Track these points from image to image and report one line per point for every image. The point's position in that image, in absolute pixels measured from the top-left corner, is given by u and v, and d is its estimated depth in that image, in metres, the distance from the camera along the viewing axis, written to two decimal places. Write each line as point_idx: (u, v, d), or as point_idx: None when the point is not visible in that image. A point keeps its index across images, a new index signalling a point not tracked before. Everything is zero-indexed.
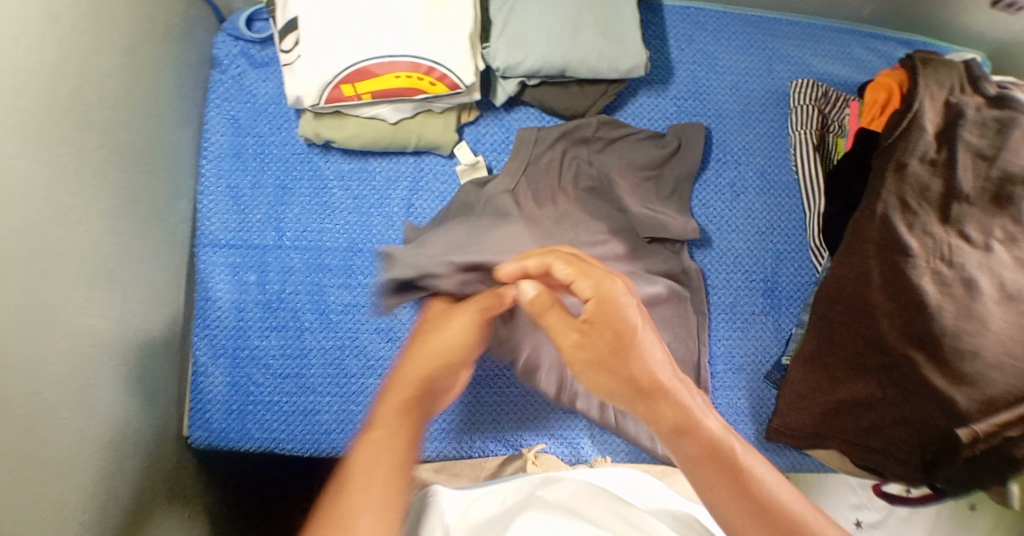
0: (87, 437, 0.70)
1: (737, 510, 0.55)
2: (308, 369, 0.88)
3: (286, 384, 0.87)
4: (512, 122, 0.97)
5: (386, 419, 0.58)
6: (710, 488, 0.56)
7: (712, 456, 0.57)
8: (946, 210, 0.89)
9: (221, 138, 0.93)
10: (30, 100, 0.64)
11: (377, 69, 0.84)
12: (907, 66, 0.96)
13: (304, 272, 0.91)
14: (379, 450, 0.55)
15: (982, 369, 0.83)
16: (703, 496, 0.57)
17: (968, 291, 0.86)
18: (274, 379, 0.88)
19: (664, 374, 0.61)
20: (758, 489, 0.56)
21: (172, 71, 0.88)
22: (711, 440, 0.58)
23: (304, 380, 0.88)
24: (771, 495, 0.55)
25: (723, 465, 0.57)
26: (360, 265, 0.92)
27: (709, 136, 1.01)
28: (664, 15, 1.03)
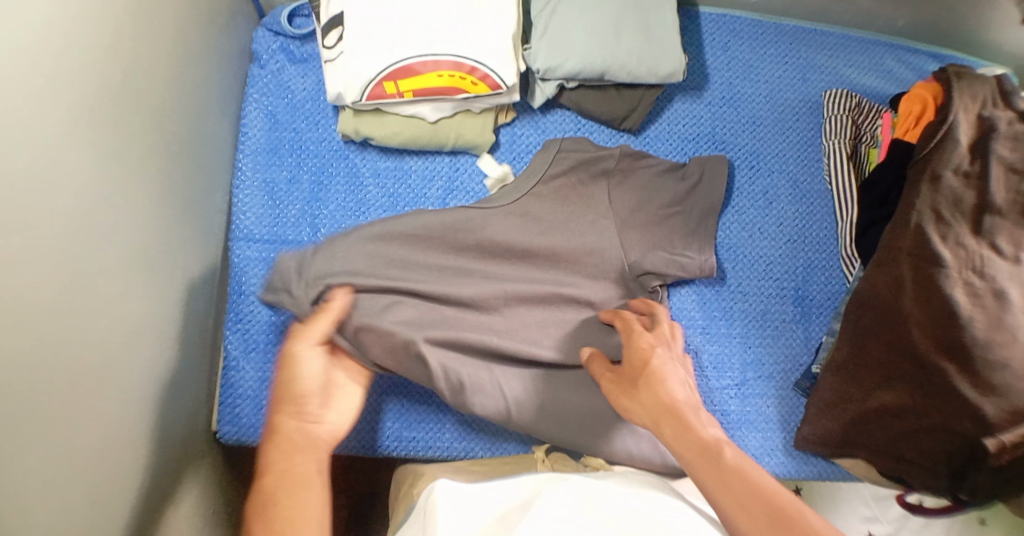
0: (124, 423, 0.69)
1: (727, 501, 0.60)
2: None
3: None
4: (548, 124, 0.97)
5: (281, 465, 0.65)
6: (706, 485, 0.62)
7: (709, 459, 0.63)
8: (979, 221, 0.89)
9: (259, 133, 0.93)
10: (85, 82, 0.64)
11: (420, 67, 0.84)
12: (942, 79, 0.96)
13: None
14: (281, 493, 0.62)
15: (1011, 381, 0.82)
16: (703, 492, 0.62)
17: (999, 303, 0.85)
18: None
19: (685, 397, 0.70)
20: (752, 486, 0.60)
21: (214, 63, 0.89)
22: (705, 443, 0.64)
23: None
24: (761, 490, 0.60)
25: (722, 467, 0.62)
26: None
27: (742, 143, 1.02)
28: (700, 22, 1.04)
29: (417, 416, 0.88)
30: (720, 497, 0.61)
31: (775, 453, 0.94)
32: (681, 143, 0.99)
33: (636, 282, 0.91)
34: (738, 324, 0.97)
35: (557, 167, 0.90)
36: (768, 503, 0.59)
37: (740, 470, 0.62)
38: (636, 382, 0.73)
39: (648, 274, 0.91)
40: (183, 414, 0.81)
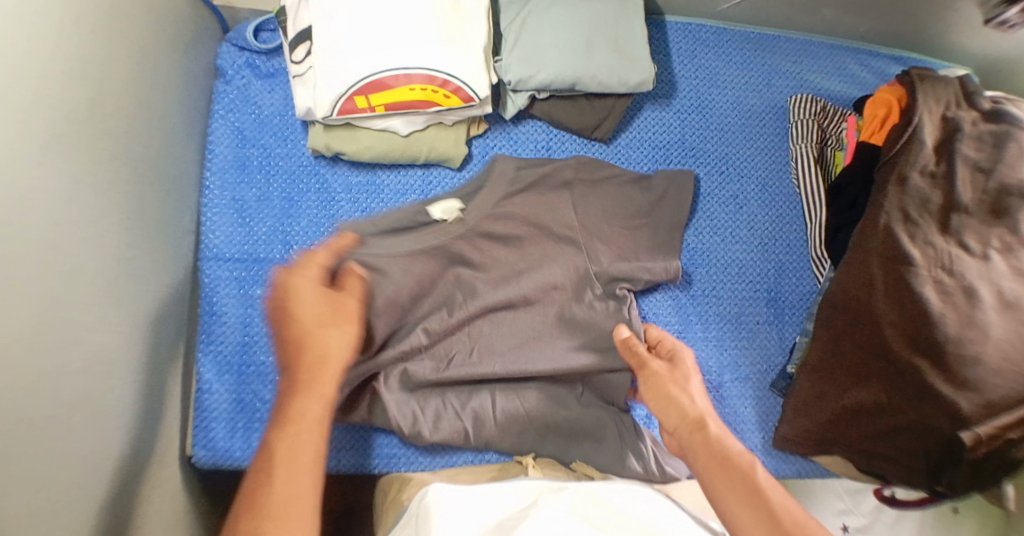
0: (103, 458, 0.67)
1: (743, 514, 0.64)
2: None
3: None
4: (521, 136, 0.97)
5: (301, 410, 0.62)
6: (725, 496, 0.66)
7: (733, 469, 0.67)
8: (947, 221, 0.91)
9: (226, 150, 0.91)
10: (51, 105, 0.63)
11: (392, 81, 0.83)
12: (906, 82, 0.98)
13: None
14: (296, 444, 0.60)
15: (985, 375, 0.83)
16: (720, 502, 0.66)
17: (969, 299, 0.87)
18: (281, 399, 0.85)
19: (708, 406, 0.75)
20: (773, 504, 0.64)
21: (180, 81, 0.87)
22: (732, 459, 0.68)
23: None
24: (784, 509, 0.63)
25: (747, 480, 0.66)
26: None
27: (712, 149, 1.02)
28: (668, 30, 1.05)
29: (364, 439, 0.85)
30: (737, 510, 0.64)
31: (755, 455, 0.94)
32: (652, 151, 1.00)
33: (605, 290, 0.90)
34: (715, 329, 0.97)
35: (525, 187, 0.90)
36: (786, 515, 0.63)
37: (761, 484, 0.65)
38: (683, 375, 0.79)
39: (615, 281, 0.90)
40: (160, 443, 0.78)
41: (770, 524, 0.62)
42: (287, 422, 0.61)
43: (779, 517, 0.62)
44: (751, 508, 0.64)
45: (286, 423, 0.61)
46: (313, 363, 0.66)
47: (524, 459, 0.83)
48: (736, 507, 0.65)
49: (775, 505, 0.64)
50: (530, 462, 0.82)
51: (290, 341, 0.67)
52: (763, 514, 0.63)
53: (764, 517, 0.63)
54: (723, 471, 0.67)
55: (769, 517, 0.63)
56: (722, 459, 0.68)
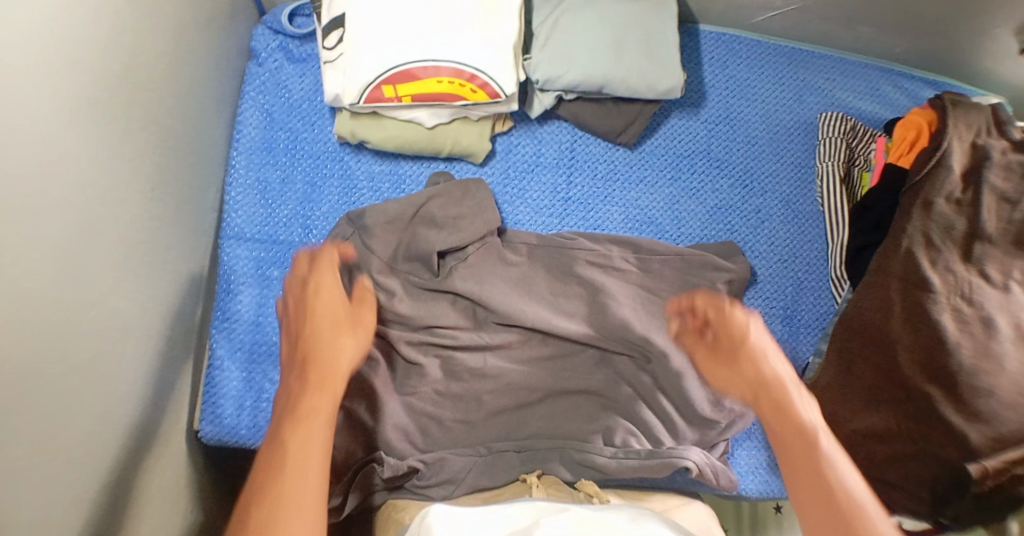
0: (111, 421, 0.68)
1: (812, 509, 0.58)
2: None
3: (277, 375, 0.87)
4: (545, 136, 0.97)
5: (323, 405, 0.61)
6: (799, 483, 0.61)
7: (814, 458, 0.61)
8: (969, 249, 0.90)
9: (253, 131, 0.93)
10: (83, 74, 0.64)
11: (420, 72, 0.84)
12: (938, 106, 0.97)
13: None
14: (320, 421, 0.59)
15: (996, 408, 0.82)
16: (795, 497, 0.60)
17: (986, 330, 0.86)
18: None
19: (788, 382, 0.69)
20: (836, 481, 0.59)
21: (213, 59, 0.88)
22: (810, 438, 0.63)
23: None
24: (842, 486, 0.58)
25: (810, 455, 0.62)
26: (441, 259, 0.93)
27: (738, 163, 1.02)
28: (701, 40, 1.05)
29: None
30: (799, 484, 0.61)
31: (759, 472, 0.93)
32: (676, 160, 1.00)
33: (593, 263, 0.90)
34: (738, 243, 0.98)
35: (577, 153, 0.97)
36: (844, 495, 0.58)
37: (823, 456, 0.61)
38: (735, 355, 0.71)
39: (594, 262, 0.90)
40: (166, 418, 0.80)
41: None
42: (305, 414, 0.60)
43: (831, 486, 0.59)
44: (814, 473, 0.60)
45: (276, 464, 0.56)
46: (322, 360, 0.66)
47: (528, 478, 0.78)
48: (801, 496, 0.60)
49: (834, 470, 0.60)
50: None
51: (317, 342, 0.68)
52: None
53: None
54: (800, 461, 0.62)
55: (821, 487, 0.59)
56: (816, 463, 0.61)
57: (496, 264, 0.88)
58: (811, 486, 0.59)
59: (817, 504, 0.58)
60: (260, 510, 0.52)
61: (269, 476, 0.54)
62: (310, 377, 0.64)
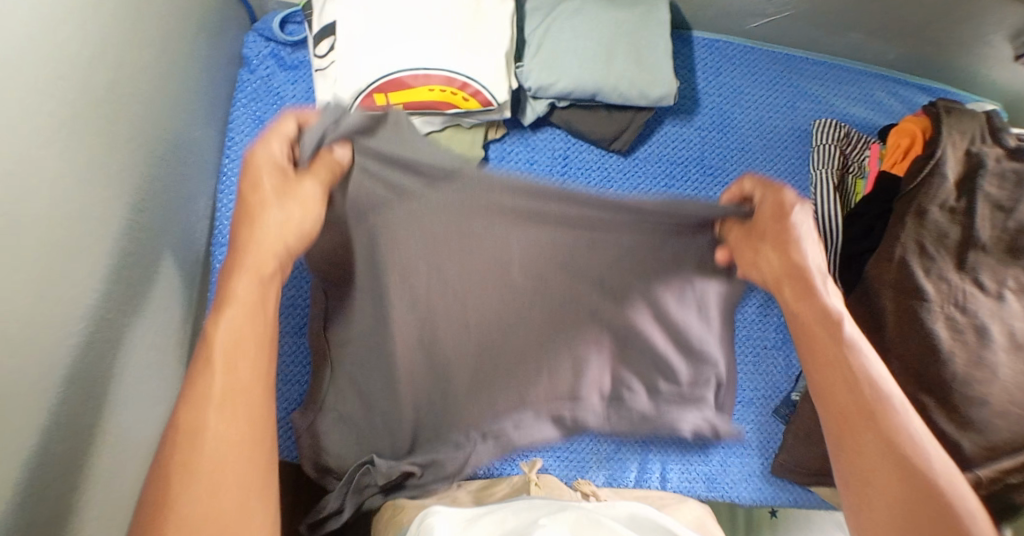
0: (100, 438, 0.67)
1: (834, 393, 0.63)
2: None
3: None
4: (538, 143, 0.97)
5: (240, 296, 0.58)
6: (819, 373, 0.64)
7: (834, 345, 0.64)
8: (963, 257, 0.89)
9: (245, 138, 0.93)
10: (68, 86, 0.63)
11: (412, 80, 0.84)
12: (932, 114, 0.96)
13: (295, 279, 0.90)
14: (238, 346, 0.56)
15: (990, 418, 0.82)
16: (815, 385, 0.64)
17: (980, 339, 0.85)
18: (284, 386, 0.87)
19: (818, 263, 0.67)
20: (868, 379, 0.62)
21: (203, 67, 0.88)
22: (832, 323, 0.65)
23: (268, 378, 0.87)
24: (871, 380, 0.62)
25: (833, 342, 0.64)
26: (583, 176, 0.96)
27: (732, 169, 1.01)
28: (694, 46, 1.05)
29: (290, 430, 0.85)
30: (820, 367, 0.64)
31: (753, 479, 0.92)
32: (670, 166, 0.99)
33: None
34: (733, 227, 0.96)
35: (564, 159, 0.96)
36: (870, 388, 0.62)
37: (853, 348, 0.63)
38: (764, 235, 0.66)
39: None
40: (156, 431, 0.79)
41: (908, 513, 0.57)
42: (217, 340, 0.56)
43: (858, 384, 0.62)
44: (835, 363, 0.63)
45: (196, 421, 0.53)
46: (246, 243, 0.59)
47: (529, 474, 0.81)
48: (821, 384, 0.64)
49: (858, 363, 0.63)
50: (533, 479, 0.80)
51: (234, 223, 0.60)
52: (902, 490, 0.58)
53: (892, 460, 0.59)
54: (821, 339, 0.65)
55: (848, 385, 0.62)
56: (837, 351, 0.64)
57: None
58: (836, 382, 0.63)
59: (845, 403, 0.62)
60: (175, 479, 0.51)
61: (189, 439, 0.52)
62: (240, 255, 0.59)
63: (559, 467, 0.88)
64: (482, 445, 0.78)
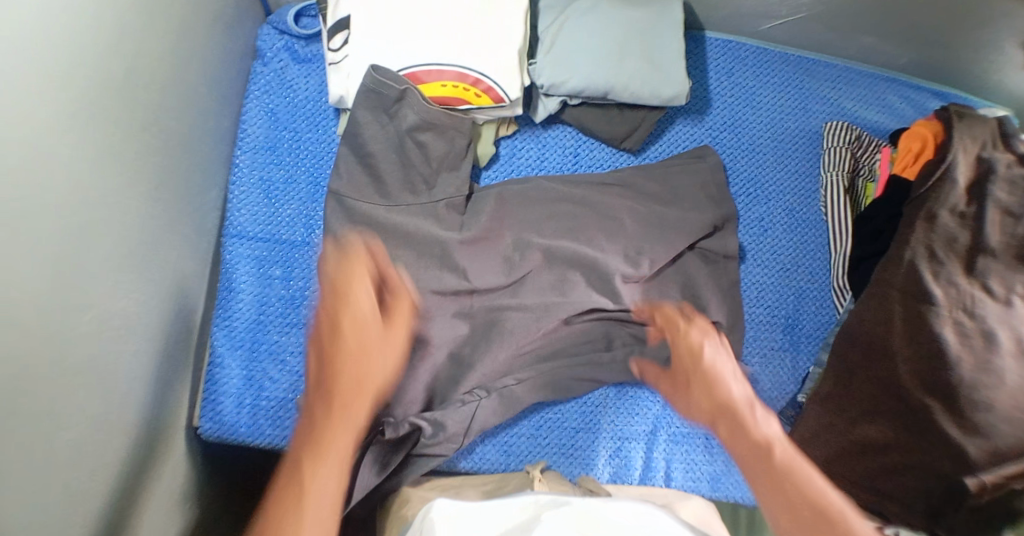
0: (106, 423, 0.68)
1: None
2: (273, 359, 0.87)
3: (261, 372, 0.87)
4: (550, 140, 0.97)
5: (339, 444, 0.64)
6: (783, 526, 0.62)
7: (776, 477, 0.64)
8: (972, 261, 0.89)
9: (258, 131, 0.94)
10: (85, 75, 0.64)
11: (424, 76, 0.87)
12: (943, 118, 0.97)
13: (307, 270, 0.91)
14: (347, 433, 0.65)
15: (995, 425, 0.82)
16: None
17: (987, 344, 0.85)
18: (290, 376, 0.87)
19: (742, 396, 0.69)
20: (808, 488, 0.62)
21: (219, 59, 0.89)
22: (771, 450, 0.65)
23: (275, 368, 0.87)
24: (817, 498, 0.62)
25: (773, 471, 0.64)
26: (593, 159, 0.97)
27: (742, 170, 1.02)
28: (707, 47, 1.05)
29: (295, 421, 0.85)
30: (771, 501, 0.63)
31: None
32: None
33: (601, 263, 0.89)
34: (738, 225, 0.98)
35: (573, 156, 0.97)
36: (806, 508, 0.61)
37: (790, 466, 0.64)
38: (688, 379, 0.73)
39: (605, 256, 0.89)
40: (162, 423, 0.79)
41: None
42: (318, 447, 0.64)
43: (800, 508, 0.61)
44: (778, 497, 0.63)
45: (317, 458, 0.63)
46: (356, 355, 0.68)
47: (531, 472, 0.82)
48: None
49: (802, 485, 0.63)
50: (536, 476, 0.81)
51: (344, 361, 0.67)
52: None
53: None
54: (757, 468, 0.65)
55: (792, 510, 0.62)
56: (785, 483, 0.63)
57: (496, 265, 0.87)
58: (776, 501, 0.63)
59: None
60: None
61: (297, 500, 0.61)
62: (343, 398, 0.66)
63: (565, 464, 0.88)
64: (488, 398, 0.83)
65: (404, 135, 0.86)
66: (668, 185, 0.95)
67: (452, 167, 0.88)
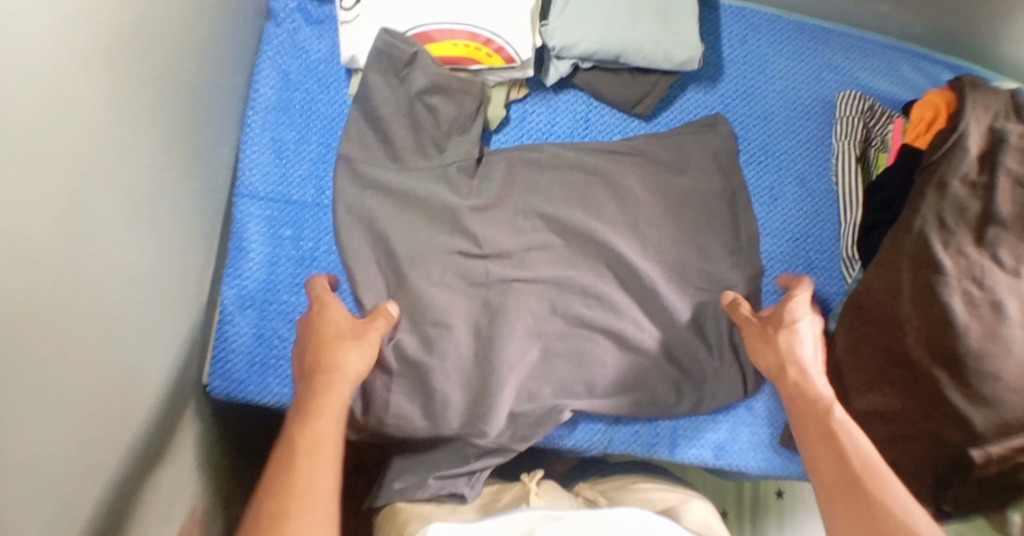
0: (118, 370, 0.68)
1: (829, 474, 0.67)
2: (286, 319, 0.88)
3: (273, 332, 0.88)
4: (560, 104, 0.96)
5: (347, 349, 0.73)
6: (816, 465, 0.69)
7: (823, 428, 0.71)
8: (982, 232, 0.89)
9: (269, 92, 0.94)
10: (99, 20, 0.64)
11: (436, 34, 0.86)
12: (956, 87, 0.96)
13: (319, 232, 0.91)
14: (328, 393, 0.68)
15: (1002, 392, 0.82)
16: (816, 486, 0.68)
17: (995, 314, 0.85)
18: None
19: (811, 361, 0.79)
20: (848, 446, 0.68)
21: (231, 16, 0.89)
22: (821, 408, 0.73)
23: (287, 328, 0.88)
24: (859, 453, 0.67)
25: (822, 426, 0.71)
26: (603, 126, 0.97)
27: (753, 138, 1.01)
28: (720, 13, 1.04)
29: None
30: (814, 448, 0.70)
31: (761, 449, 0.91)
32: None
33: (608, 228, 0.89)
34: (750, 195, 0.97)
35: (583, 123, 0.96)
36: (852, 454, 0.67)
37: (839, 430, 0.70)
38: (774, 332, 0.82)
39: (614, 226, 0.90)
40: (173, 379, 0.80)
41: None
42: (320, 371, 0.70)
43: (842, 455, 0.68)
44: (824, 447, 0.69)
45: (282, 509, 0.58)
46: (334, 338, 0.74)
47: (527, 484, 0.79)
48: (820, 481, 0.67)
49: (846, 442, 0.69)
50: (533, 488, 0.78)
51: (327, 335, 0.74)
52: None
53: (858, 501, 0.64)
54: (813, 425, 0.72)
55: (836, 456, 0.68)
56: (830, 431, 0.70)
57: (505, 229, 0.87)
58: (825, 452, 0.69)
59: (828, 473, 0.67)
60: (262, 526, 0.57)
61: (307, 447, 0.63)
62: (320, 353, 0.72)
63: (566, 434, 0.87)
64: (470, 489, 0.80)
65: (414, 99, 0.86)
66: (679, 153, 0.95)
67: (461, 130, 0.88)
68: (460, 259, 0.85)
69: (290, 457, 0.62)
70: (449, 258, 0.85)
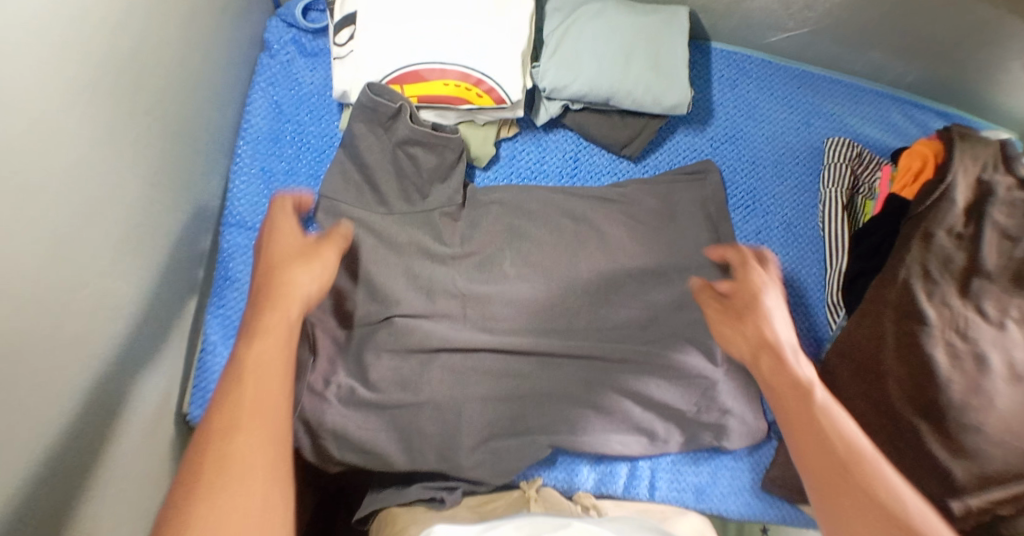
0: (102, 404, 0.68)
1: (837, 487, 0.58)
2: None
3: None
4: (550, 143, 0.98)
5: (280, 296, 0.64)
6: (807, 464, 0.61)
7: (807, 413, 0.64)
8: (966, 283, 0.89)
9: (261, 122, 0.95)
10: (89, 57, 0.64)
11: (428, 73, 0.87)
12: (944, 138, 0.96)
13: None
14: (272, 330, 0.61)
15: (984, 445, 0.81)
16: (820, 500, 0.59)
17: (978, 367, 0.85)
18: None
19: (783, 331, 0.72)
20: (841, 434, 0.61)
21: (225, 48, 0.90)
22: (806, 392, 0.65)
23: None
24: (855, 445, 0.60)
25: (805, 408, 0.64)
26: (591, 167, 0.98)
27: (740, 183, 1.02)
28: (711, 57, 1.06)
29: None
30: (799, 436, 0.63)
31: (742, 493, 0.91)
32: None
33: (594, 269, 0.90)
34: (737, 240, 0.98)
35: (572, 163, 0.97)
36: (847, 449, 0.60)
37: (823, 413, 0.63)
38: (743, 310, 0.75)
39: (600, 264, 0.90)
40: (159, 410, 0.80)
41: None
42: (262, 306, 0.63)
43: (831, 445, 0.61)
44: (815, 434, 0.62)
45: (230, 424, 0.54)
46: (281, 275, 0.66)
47: (525, 491, 0.82)
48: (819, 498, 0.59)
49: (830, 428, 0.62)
50: (532, 494, 0.81)
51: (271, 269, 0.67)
52: None
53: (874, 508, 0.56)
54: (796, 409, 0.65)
55: (822, 447, 0.61)
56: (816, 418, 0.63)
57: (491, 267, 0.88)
58: (813, 444, 0.62)
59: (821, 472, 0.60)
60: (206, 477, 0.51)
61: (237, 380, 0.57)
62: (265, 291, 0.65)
63: (547, 474, 0.87)
64: (449, 495, 0.81)
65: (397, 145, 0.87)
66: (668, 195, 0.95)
67: (443, 177, 0.89)
68: (445, 297, 0.86)
69: (238, 377, 0.57)
70: (434, 295, 0.86)
